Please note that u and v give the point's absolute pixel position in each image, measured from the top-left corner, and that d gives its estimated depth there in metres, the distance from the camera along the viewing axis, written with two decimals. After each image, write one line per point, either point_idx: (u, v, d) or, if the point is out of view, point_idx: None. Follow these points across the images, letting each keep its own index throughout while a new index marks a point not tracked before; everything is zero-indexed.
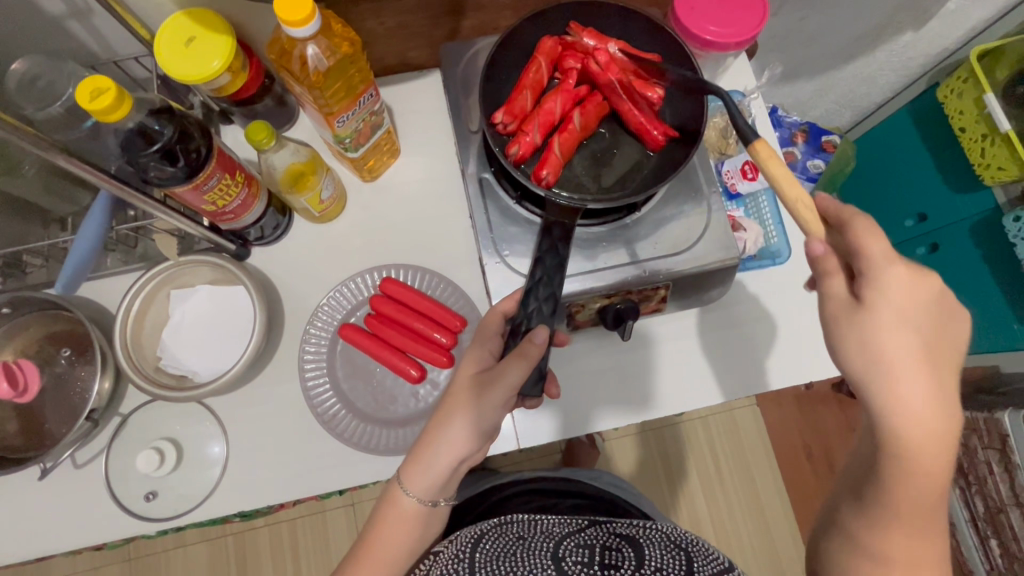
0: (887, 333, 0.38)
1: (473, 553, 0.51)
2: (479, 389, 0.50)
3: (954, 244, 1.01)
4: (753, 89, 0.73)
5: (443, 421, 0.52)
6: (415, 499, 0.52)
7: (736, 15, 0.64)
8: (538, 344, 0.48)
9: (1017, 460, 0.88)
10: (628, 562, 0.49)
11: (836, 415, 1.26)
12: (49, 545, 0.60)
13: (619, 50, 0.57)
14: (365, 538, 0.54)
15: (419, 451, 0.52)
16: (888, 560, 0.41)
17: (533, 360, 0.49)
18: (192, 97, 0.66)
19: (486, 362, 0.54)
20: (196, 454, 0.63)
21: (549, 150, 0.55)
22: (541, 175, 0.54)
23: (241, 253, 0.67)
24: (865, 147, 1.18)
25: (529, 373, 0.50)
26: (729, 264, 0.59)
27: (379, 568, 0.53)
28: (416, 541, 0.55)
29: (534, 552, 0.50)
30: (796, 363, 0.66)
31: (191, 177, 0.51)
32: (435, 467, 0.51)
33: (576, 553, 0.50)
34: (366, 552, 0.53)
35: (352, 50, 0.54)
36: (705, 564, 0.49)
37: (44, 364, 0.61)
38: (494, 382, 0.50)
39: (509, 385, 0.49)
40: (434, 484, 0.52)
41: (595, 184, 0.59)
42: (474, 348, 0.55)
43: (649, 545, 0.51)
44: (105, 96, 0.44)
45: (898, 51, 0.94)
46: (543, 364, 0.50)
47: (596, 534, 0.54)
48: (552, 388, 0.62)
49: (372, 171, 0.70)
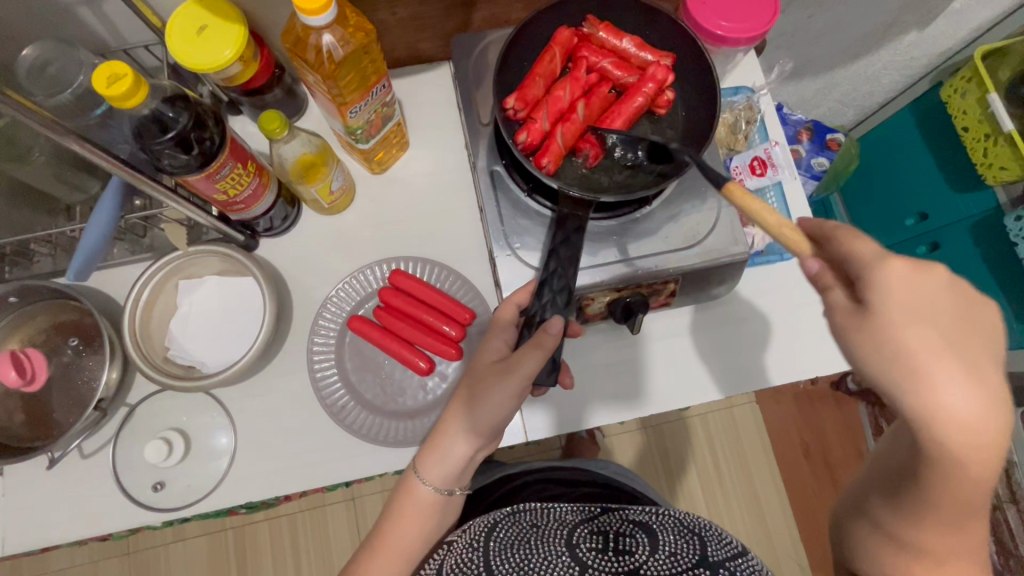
0: (904, 335, 0.34)
1: (488, 541, 0.51)
2: (493, 380, 0.51)
3: (954, 243, 1.02)
4: (763, 85, 0.73)
5: (456, 412, 0.53)
6: (434, 489, 0.53)
7: (747, 11, 0.64)
8: (553, 335, 0.49)
9: (1015, 459, 0.87)
10: (642, 547, 0.50)
11: (834, 414, 1.29)
12: (55, 534, 0.60)
13: (632, 46, 0.58)
14: (380, 528, 0.55)
15: (435, 441, 0.53)
16: (892, 543, 0.43)
17: (548, 350, 0.49)
18: (201, 86, 0.66)
19: (498, 353, 0.54)
20: (203, 445, 0.63)
21: (551, 138, 0.55)
22: (541, 163, 0.55)
23: (250, 244, 0.67)
24: (867, 146, 1.18)
25: (545, 364, 0.50)
26: (739, 257, 0.59)
27: (395, 560, 0.53)
28: (428, 532, 0.55)
29: (548, 540, 0.51)
30: (802, 358, 0.67)
31: (203, 166, 0.51)
32: (452, 455, 0.53)
33: (590, 540, 0.51)
34: (380, 543, 0.54)
35: (366, 40, 0.53)
36: (719, 549, 0.50)
37: (52, 353, 0.61)
38: (510, 373, 0.50)
39: (523, 375, 0.49)
40: (449, 472, 0.53)
41: (606, 178, 0.59)
42: (487, 340, 0.55)
43: (662, 530, 0.52)
44: (122, 83, 0.44)
45: (903, 50, 0.94)
46: (559, 356, 0.50)
47: (609, 521, 0.54)
48: (564, 378, 0.63)
49: (381, 163, 0.70)
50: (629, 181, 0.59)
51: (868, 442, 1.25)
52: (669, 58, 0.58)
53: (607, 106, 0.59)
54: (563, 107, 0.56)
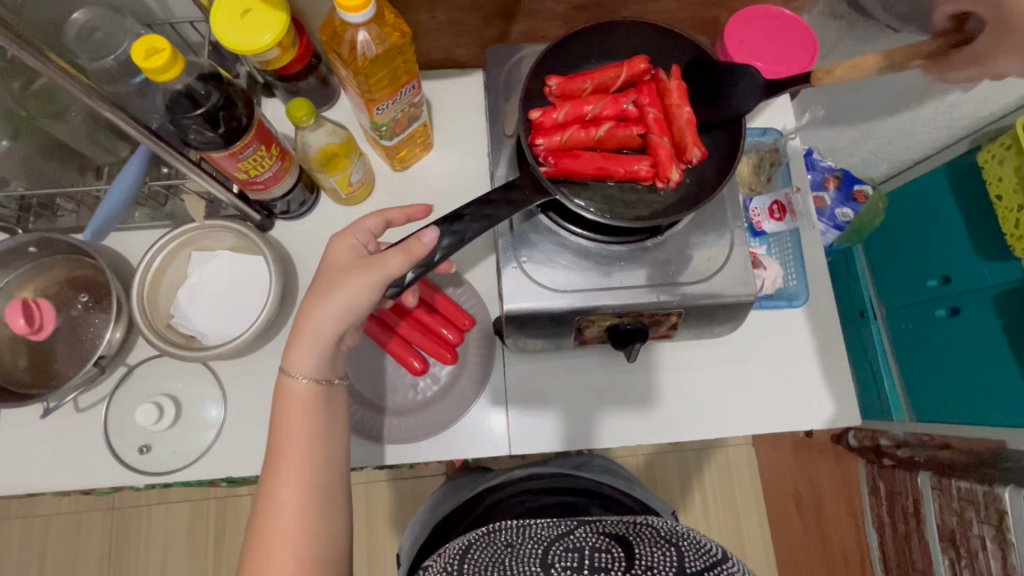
0: None
1: (461, 565, 0.51)
2: (354, 274, 0.51)
3: (978, 312, 0.93)
4: (792, 129, 0.72)
5: (320, 295, 0.51)
6: (308, 380, 0.52)
7: (785, 54, 0.64)
8: (424, 244, 0.49)
9: (1012, 539, 0.86)
10: (618, 562, 0.49)
11: (831, 467, 1.27)
12: (41, 482, 0.62)
13: (689, 116, 0.54)
14: (272, 450, 0.50)
15: (300, 330, 0.51)
16: None
17: (416, 257, 0.50)
18: (239, 67, 0.68)
19: (358, 249, 0.54)
20: (194, 414, 0.64)
21: (560, 130, 0.56)
22: (534, 142, 0.55)
23: (265, 224, 0.68)
24: (896, 204, 1.10)
25: (411, 269, 0.50)
26: (744, 299, 0.58)
27: (301, 470, 0.50)
28: (318, 433, 0.51)
29: (522, 560, 0.50)
30: (805, 408, 0.66)
31: (228, 144, 0.52)
32: (321, 338, 0.51)
33: (565, 558, 0.50)
34: (284, 462, 0.50)
35: (401, 41, 0.54)
36: (696, 558, 0.49)
37: (62, 306, 0.63)
38: (370, 267, 0.50)
39: (383, 270, 0.50)
40: (319, 359, 0.52)
41: (601, 200, 0.57)
42: (337, 237, 0.55)
43: (640, 543, 0.51)
44: (159, 56, 0.45)
45: (945, 110, 0.86)
46: (431, 261, 0.50)
47: (585, 537, 0.54)
48: (407, 297, 0.62)
49: (402, 160, 0.71)
50: (616, 212, 0.57)
51: (866, 501, 1.23)
52: (701, 151, 0.54)
53: (628, 144, 0.57)
54: (585, 116, 0.56)
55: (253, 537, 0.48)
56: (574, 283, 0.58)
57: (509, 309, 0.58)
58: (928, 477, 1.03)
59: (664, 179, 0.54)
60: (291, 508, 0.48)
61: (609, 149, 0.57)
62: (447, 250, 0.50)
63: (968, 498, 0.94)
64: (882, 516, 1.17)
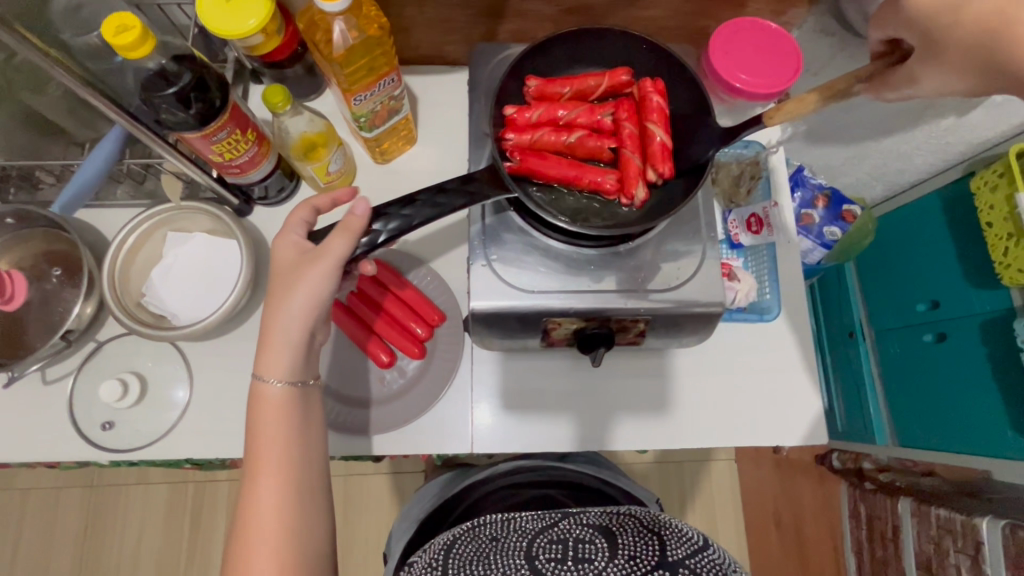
0: None
1: (446, 561, 0.50)
2: (308, 265, 0.51)
3: (966, 339, 0.91)
4: (774, 143, 0.73)
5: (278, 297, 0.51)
6: (283, 385, 0.52)
7: (769, 68, 0.64)
8: (358, 216, 0.50)
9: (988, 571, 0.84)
10: (600, 553, 0.49)
11: (814, 488, 1.24)
12: (4, 452, 0.62)
13: (664, 139, 0.54)
14: (252, 449, 0.50)
15: (269, 336, 0.51)
16: None
17: (356, 234, 0.50)
18: (227, 51, 0.69)
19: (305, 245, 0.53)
20: (160, 393, 0.64)
21: (531, 129, 0.56)
22: (504, 135, 0.56)
23: (243, 209, 0.69)
24: (888, 225, 1.09)
25: (356, 247, 0.50)
26: (712, 311, 0.58)
27: (281, 478, 0.50)
28: (295, 435, 0.51)
29: (506, 553, 0.50)
30: (775, 423, 0.65)
31: (201, 125, 0.52)
32: (288, 341, 0.51)
33: (549, 549, 0.50)
34: (263, 463, 0.50)
35: (379, 33, 0.54)
36: (678, 545, 0.49)
37: (36, 279, 0.63)
38: (320, 257, 0.50)
39: (333, 255, 0.50)
40: (290, 364, 0.51)
41: (567, 206, 0.58)
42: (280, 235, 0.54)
43: (622, 533, 0.51)
44: (129, 34, 0.45)
45: (936, 134, 0.85)
46: (374, 242, 0.50)
47: (568, 527, 0.53)
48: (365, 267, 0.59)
49: (384, 153, 0.71)
50: (583, 216, 0.57)
51: (845, 524, 1.19)
52: (669, 171, 0.54)
53: (598, 155, 0.57)
54: (558, 120, 0.57)
55: (236, 534, 0.48)
56: (544, 284, 0.58)
57: (475, 309, 0.57)
58: (908, 503, 1.01)
59: (629, 196, 0.54)
60: (270, 508, 0.48)
61: (579, 156, 0.57)
62: (391, 232, 0.50)
63: (945, 526, 0.92)
64: (862, 540, 1.13)
